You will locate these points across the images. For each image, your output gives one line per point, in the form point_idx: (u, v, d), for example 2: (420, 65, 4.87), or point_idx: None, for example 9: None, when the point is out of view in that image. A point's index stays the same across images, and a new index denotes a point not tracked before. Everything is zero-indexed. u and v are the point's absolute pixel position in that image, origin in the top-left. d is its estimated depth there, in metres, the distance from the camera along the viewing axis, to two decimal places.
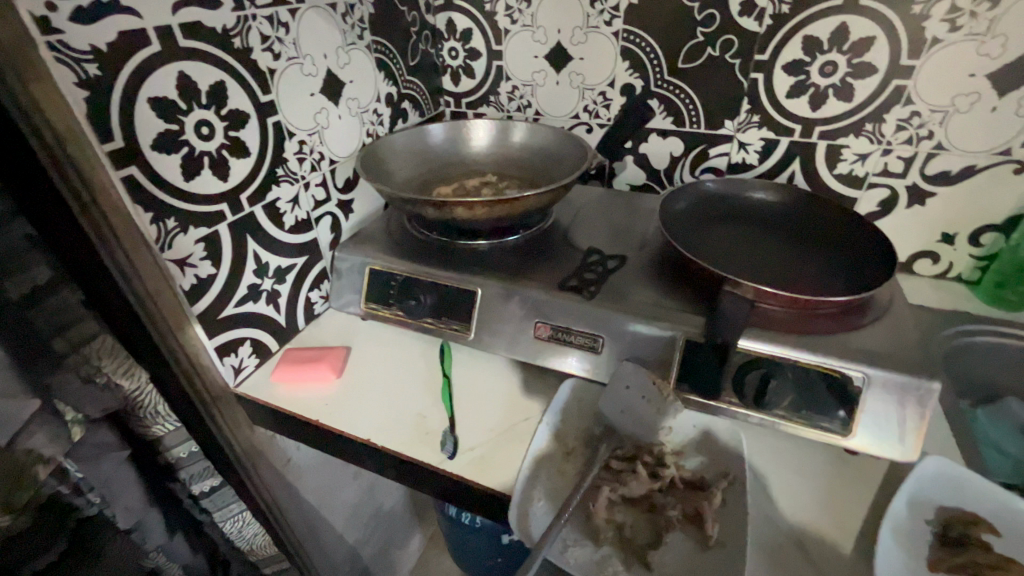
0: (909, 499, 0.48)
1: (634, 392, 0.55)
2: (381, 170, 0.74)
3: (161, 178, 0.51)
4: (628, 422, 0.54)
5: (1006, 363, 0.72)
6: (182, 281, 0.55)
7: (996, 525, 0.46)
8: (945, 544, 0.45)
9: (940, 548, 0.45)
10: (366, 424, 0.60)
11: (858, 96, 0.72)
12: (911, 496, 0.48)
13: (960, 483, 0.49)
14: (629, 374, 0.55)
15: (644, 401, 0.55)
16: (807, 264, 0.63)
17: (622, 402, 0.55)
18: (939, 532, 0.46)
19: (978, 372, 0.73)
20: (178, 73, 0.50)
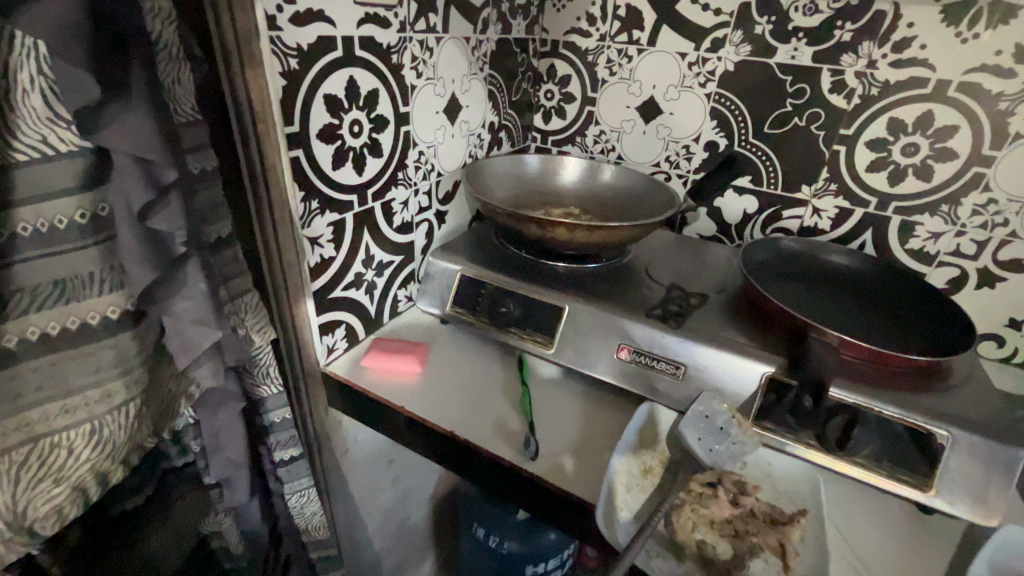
0: (991, 565, 0.48)
1: (714, 424, 0.57)
2: (482, 188, 0.80)
3: (317, 164, 0.57)
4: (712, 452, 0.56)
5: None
6: (310, 257, 0.60)
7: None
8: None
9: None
10: (450, 417, 0.62)
11: (937, 177, 0.77)
12: (992, 562, 0.48)
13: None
14: (715, 411, 0.57)
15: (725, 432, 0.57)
16: (883, 324, 0.66)
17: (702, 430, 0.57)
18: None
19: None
20: (348, 77, 0.58)
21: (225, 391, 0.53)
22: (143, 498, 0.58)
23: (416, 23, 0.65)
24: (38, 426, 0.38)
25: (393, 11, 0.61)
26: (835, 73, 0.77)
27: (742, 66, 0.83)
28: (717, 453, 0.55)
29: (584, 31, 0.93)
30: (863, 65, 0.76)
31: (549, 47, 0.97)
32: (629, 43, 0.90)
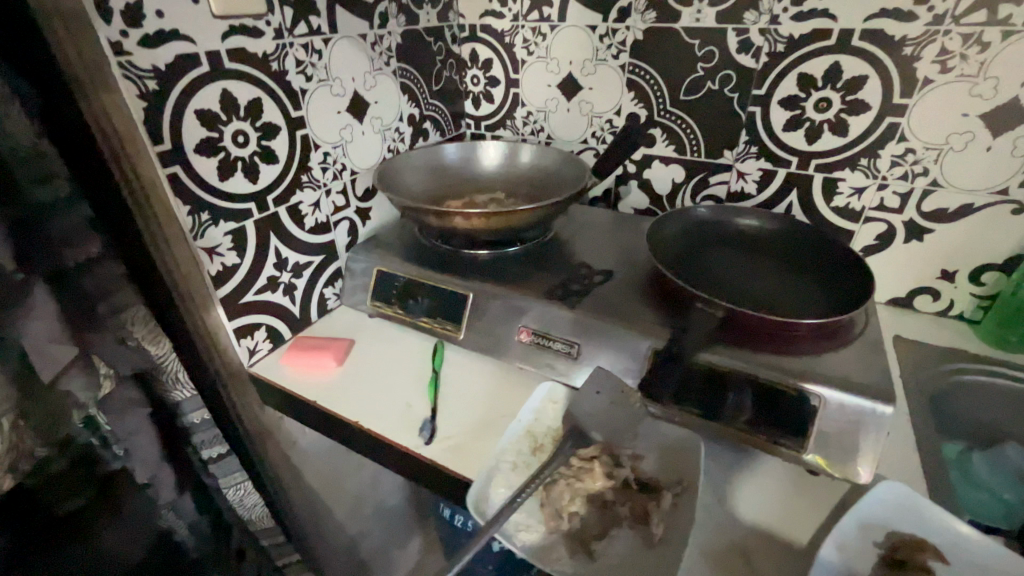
0: (860, 522, 0.49)
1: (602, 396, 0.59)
2: (397, 183, 0.82)
3: (200, 177, 0.59)
4: (593, 422, 0.58)
5: (983, 406, 0.72)
6: (210, 267, 0.63)
7: (946, 553, 0.47)
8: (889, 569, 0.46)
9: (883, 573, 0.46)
10: (358, 408, 0.65)
11: (852, 131, 0.74)
12: (862, 519, 0.49)
13: (916, 509, 0.49)
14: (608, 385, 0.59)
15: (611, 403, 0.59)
16: (783, 288, 0.65)
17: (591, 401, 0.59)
18: (886, 556, 0.47)
19: (961, 414, 0.73)
20: (222, 90, 0.59)
21: (129, 397, 0.57)
22: (82, 500, 0.64)
23: (295, 28, 0.66)
24: None
25: (265, 19, 0.62)
26: (740, 32, 0.75)
27: (651, 33, 0.81)
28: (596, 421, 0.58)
29: (497, 13, 0.92)
30: (766, 22, 0.73)
31: (468, 31, 0.96)
32: (541, 20, 0.89)
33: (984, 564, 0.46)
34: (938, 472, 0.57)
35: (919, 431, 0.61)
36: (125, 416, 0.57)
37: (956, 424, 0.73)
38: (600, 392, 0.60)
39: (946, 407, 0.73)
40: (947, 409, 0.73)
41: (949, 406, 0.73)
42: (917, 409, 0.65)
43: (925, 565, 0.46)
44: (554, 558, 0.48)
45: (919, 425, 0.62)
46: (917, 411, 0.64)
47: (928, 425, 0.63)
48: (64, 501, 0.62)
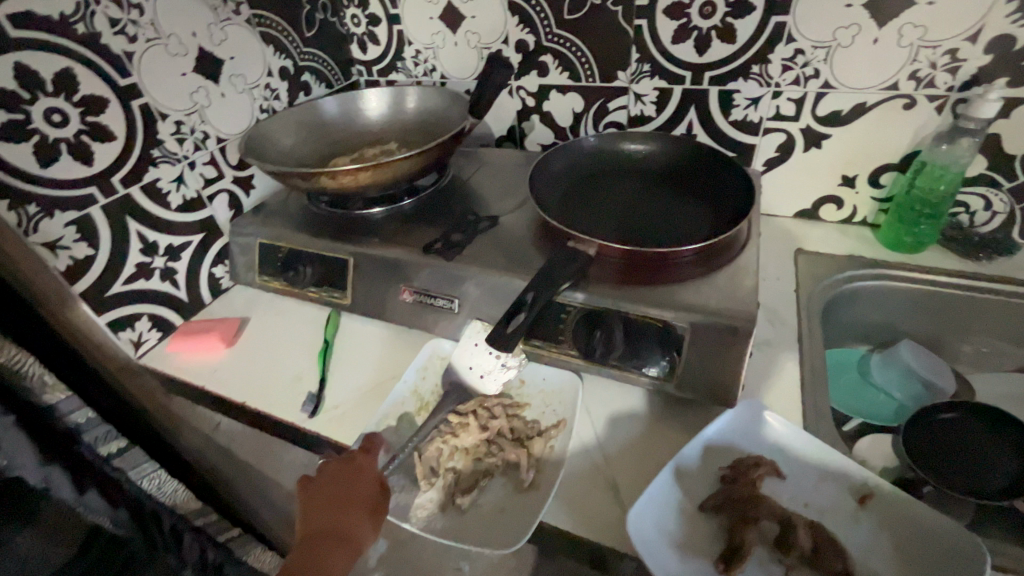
0: (704, 448, 0.50)
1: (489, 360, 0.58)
2: (271, 147, 0.76)
3: (13, 166, 0.54)
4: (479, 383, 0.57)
5: (873, 310, 0.73)
6: (57, 263, 0.59)
7: (781, 467, 0.49)
8: (727, 487, 0.47)
9: (720, 490, 0.47)
10: (245, 388, 0.64)
11: (741, 36, 0.69)
12: (707, 445, 0.50)
13: (760, 428, 0.51)
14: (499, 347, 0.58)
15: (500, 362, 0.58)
16: (669, 214, 0.64)
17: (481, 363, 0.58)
18: (726, 474, 0.48)
19: (850, 319, 0.74)
20: (15, 63, 0.53)
21: None
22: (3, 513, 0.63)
23: None
24: None
25: None
26: None
27: None
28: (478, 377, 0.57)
29: None
30: None
31: None
32: None
33: (816, 473, 0.48)
34: (815, 380, 0.58)
35: (802, 343, 0.62)
36: None
37: (841, 330, 0.74)
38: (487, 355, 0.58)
39: (836, 317, 0.73)
40: (837, 317, 0.73)
41: (839, 315, 0.73)
42: (804, 322, 0.64)
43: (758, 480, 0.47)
44: (421, 512, 0.48)
45: (805, 338, 0.62)
46: (806, 325, 0.64)
47: (815, 337, 0.63)
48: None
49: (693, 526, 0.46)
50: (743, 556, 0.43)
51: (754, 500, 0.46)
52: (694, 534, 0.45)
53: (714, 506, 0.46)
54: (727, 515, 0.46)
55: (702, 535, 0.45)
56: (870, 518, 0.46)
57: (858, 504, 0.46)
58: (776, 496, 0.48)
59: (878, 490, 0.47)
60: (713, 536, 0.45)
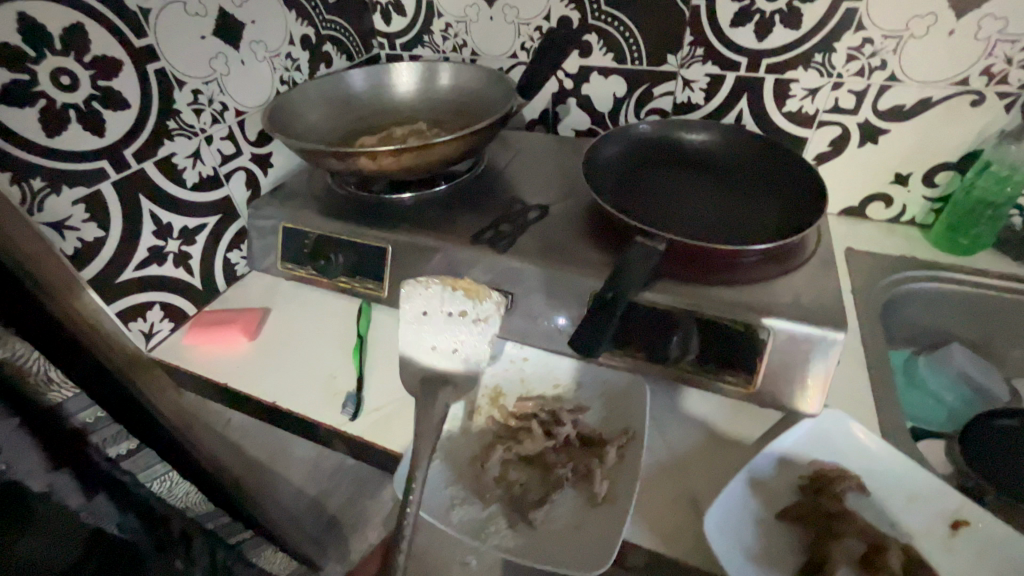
0: (779, 457, 0.47)
1: (433, 317, 0.54)
2: (295, 122, 0.69)
3: (15, 135, 0.47)
4: (463, 363, 0.54)
5: (927, 312, 0.71)
6: (64, 245, 0.53)
7: (866, 482, 0.45)
8: (808, 499, 0.44)
9: (800, 501, 0.44)
10: (274, 386, 0.59)
11: (807, 22, 0.65)
12: (784, 453, 0.47)
13: (842, 438, 0.47)
14: (425, 297, 0.54)
15: (463, 320, 0.54)
16: (734, 210, 0.61)
17: (445, 335, 0.54)
18: (806, 486, 0.45)
19: (902, 320, 0.71)
20: (17, 15, 0.46)
21: None
22: None
23: None
24: None
25: None
26: None
27: None
28: (452, 359, 0.54)
29: None
30: None
31: None
32: None
33: (904, 492, 0.45)
34: (886, 385, 0.55)
35: (867, 347, 0.59)
36: None
37: (895, 330, 0.72)
38: (428, 318, 0.54)
39: (890, 318, 0.70)
40: (890, 318, 0.70)
41: (892, 317, 0.70)
42: (865, 323, 0.62)
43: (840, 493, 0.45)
44: (490, 530, 0.44)
45: (870, 341, 0.59)
46: (868, 327, 0.61)
47: (878, 340, 0.60)
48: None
49: (772, 537, 0.42)
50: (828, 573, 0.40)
51: (841, 517, 0.43)
52: (773, 546, 0.42)
53: (795, 517, 0.43)
54: (807, 528, 0.43)
55: (780, 546, 0.42)
56: (964, 544, 0.42)
57: (950, 529, 0.42)
58: (861, 511, 0.44)
59: (975, 516, 0.42)
60: (793, 547, 0.42)
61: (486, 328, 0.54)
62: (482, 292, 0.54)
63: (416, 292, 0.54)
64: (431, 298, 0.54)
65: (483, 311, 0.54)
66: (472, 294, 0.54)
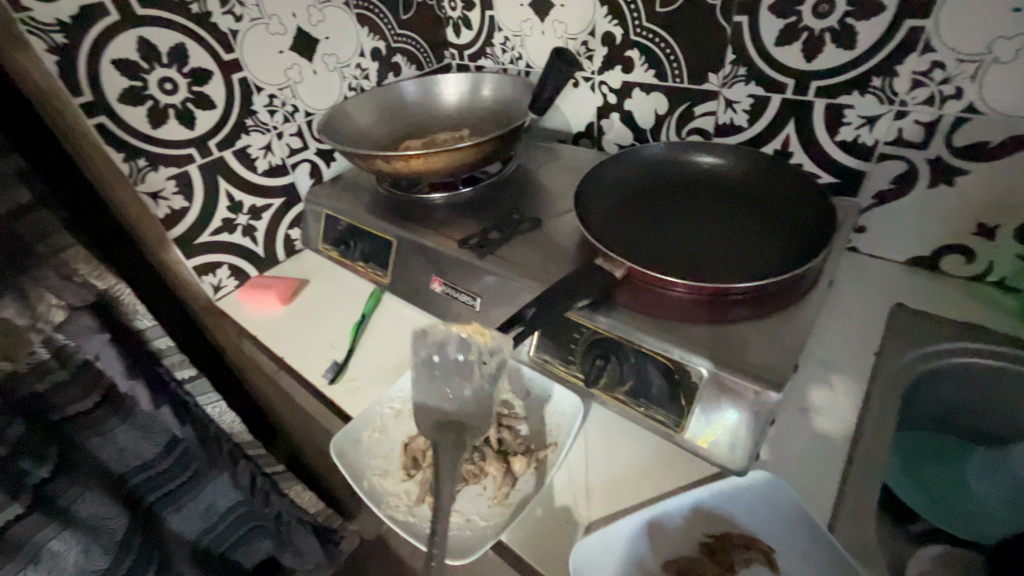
0: (693, 508, 0.44)
1: (444, 363, 0.51)
2: (348, 124, 0.80)
3: (130, 126, 0.64)
4: (476, 406, 0.51)
5: (990, 395, 0.56)
6: (157, 210, 0.69)
7: (776, 559, 0.41)
8: (703, 557, 0.42)
9: (693, 557, 0.42)
10: (287, 345, 0.70)
11: (862, 41, 0.58)
12: (698, 505, 0.45)
13: (771, 507, 0.43)
14: (433, 342, 0.52)
15: (472, 364, 0.50)
16: (729, 242, 0.57)
17: (457, 377, 0.51)
18: (708, 544, 0.43)
19: (949, 399, 0.58)
20: (139, 38, 0.62)
21: (84, 324, 0.63)
22: None
23: None
24: None
25: None
26: None
27: None
28: (465, 404, 0.51)
29: None
30: None
31: None
32: None
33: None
34: (869, 464, 0.47)
35: (865, 418, 0.51)
36: (89, 337, 0.63)
37: (940, 409, 0.59)
38: (439, 363, 0.52)
39: (930, 394, 0.58)
40: (932, 395, 0.58)
41: (936, 393, 0.58)
42: (875, 390, 0.53)
43: (741, 563, 0.42)
44: (397, 502, 0.50)
45: (872, 412, 0.51)
46: (878, 396, 0.53)
47: (885, 414, 0.51)
48: None
49: None
50: None
51: None
52: None
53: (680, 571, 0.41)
54: None
55: None
56: None
57: None
58: None
59: None
60: None
61: (494, 368, 0.50)
62: (488, 335, 0.48)
63: (428, 337, 0.52)
64: (441, 342, 0.51)
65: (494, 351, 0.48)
66: (479, 337, 0.49)
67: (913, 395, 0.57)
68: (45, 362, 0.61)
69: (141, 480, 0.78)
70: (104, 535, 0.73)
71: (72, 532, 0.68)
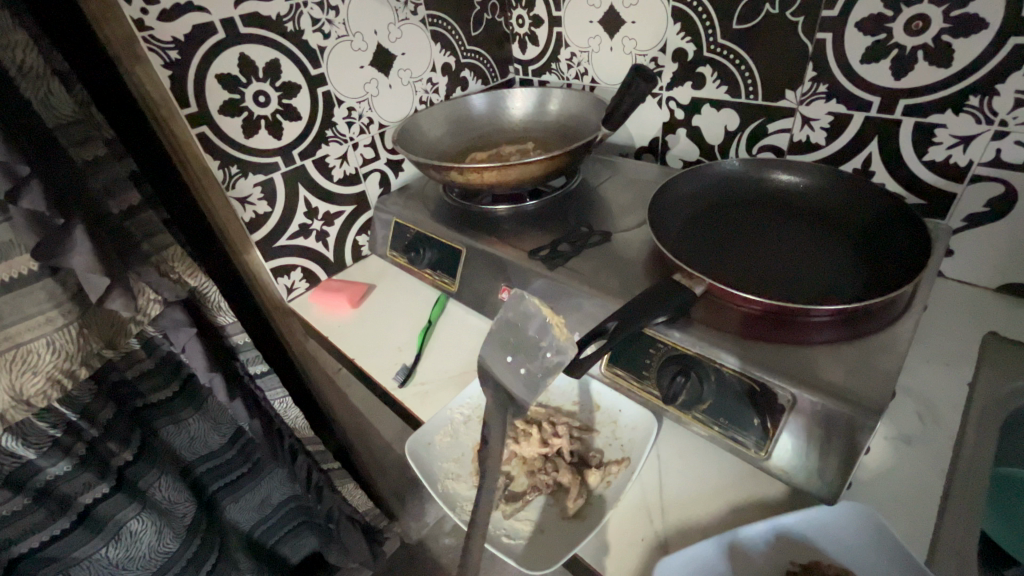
0: (777, 534, 0.43)
1: (519, 333, 0.49)
2: (419, 136, 0.83)
3: (226, 135, 0.68)
4: (523, 391, 0.47)
5: None
6: (243, 214, 0.74)
7: None
8: None
9: None
10: (357, 346, 0.72)
11: (958, 59, 0.56)
12: (782, 531, 0.43)
13: (863, 540, 0.42)
14: (520, 310, 0.49)
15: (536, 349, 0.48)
16: (811, 262, 0.55)
17: (521, 355, 0.48)
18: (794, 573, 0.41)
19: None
20: (240, 54, 0.66)
21: (175, 318, 0.67)
22: (189, 410, 0.78)
23: None
24: (19, 336, 0.52)
25: None
26: None
27: None
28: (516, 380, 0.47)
29: None
30: None
31: None
32: None
33: None
34: (961, 501, 0.45)
35: (959, 453, 0.48)
36: (177, 331, 0.68)
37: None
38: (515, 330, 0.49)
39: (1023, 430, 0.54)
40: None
41: None
42: (968, 425, 0.50)
43: None
44: (468, 506, 0.51)
45: (966, 448, 0.48)
46: (972, 432, 0.50)
47: (979, 450, 0.49)
48: (164, 418, 0.76)
49: None
50: None
51: None
52: None
53: None
54: None
55: None
56: None
57: None
58: None
59: None
60: None
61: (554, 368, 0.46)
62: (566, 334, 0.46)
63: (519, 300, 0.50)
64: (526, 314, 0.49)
65: (559, 352, 0.46)
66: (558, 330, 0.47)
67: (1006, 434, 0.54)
68: (135, 350, 0.68)
69: (209, 469, 0.85)
70: (176, 519, 0.80)
71: (149, 512, 0.75)
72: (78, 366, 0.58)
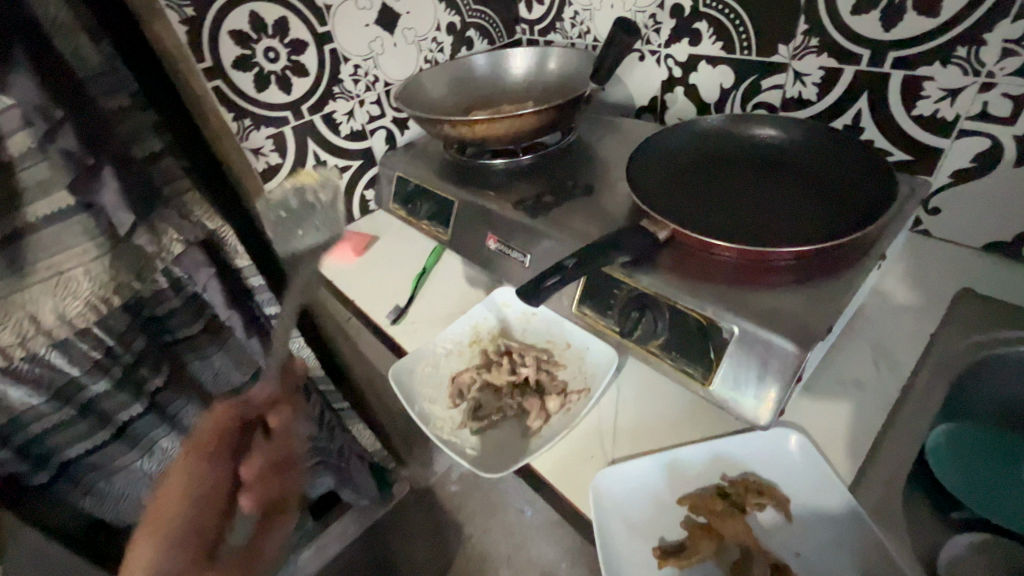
0: (713, 455, 0.47)
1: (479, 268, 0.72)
2: (422, 93, 0.87)
3: (240, 89, 0.75)
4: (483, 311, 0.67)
5: None
6: (256, 163, 0.82)
7: (790, 507, 0.44)
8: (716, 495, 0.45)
9: (706, 494, 0.45)
10: (357, 289, 0.78)
11: (946, 7, 0.55)
12: (718, 453, 0.47)
13: (791, 463, 0.46)
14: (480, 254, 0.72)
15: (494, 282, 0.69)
16: (781, 210, 0.57)
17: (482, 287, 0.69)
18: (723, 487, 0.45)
19: (1008, 391, 0.55)
20: (250, 12, 0.71)
21: (195, 258, 0.72)
22: None
23: None
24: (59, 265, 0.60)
25: None
26: None
27: None
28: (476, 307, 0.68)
29: None
30: None
31: None
32: None
33: (829, 534, 0.42)
34: (900, 436, 0.47)
35: (907, 395, 0.50)
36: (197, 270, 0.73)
37: (999, 404, 0.56)
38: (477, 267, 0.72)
39: (988, 382, 0.55)
40: (989, 386, 0.55)
41: (994, 384, 0.55)
42: (924, 372, 0.52)
43: (753, 505, 0.44)
44: (441, 423, 0.56)
45: (916, 391, 0.50)
46: (926, 378, 0.51)
47: (930, 395, 0.50)
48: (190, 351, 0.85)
49: (659, 512, 0.45)
50: (690, 555, 0.42)
51: (730, 520, 0.44)
52: (656, 518, 0.44)
53: (692, 505, 0.45)
54: (696, 517, 0.44)
55: (662, 523, 0.44)
56: None
57: None
58: (765, 530, 0.44)
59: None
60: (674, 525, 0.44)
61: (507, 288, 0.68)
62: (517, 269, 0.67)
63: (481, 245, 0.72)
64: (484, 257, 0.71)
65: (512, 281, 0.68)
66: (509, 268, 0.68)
67: (970, 385, 0.55)
68: None
69: None
70: None
71: (178, 433, 0.84)
72: (110, 294, 0.65)
